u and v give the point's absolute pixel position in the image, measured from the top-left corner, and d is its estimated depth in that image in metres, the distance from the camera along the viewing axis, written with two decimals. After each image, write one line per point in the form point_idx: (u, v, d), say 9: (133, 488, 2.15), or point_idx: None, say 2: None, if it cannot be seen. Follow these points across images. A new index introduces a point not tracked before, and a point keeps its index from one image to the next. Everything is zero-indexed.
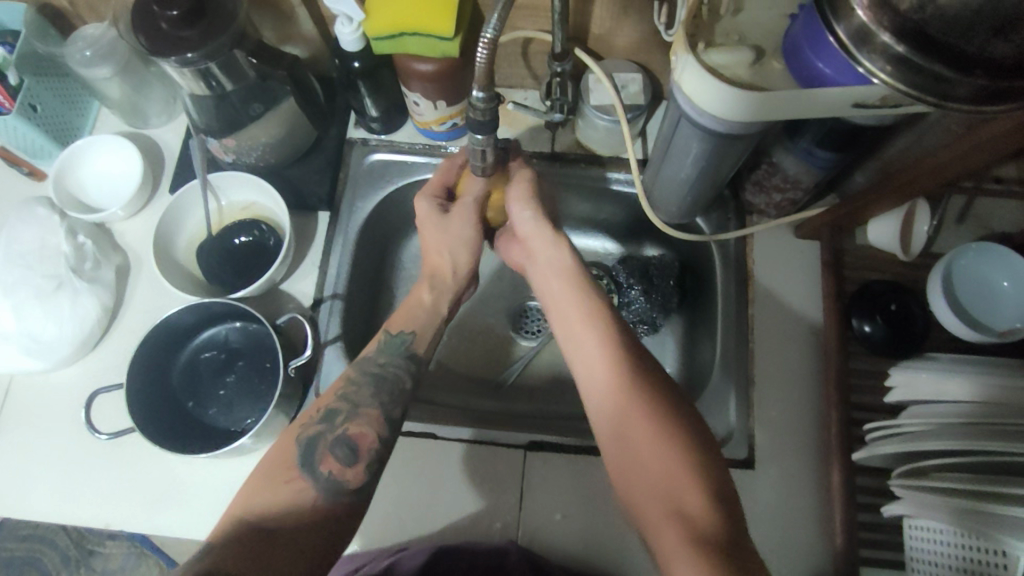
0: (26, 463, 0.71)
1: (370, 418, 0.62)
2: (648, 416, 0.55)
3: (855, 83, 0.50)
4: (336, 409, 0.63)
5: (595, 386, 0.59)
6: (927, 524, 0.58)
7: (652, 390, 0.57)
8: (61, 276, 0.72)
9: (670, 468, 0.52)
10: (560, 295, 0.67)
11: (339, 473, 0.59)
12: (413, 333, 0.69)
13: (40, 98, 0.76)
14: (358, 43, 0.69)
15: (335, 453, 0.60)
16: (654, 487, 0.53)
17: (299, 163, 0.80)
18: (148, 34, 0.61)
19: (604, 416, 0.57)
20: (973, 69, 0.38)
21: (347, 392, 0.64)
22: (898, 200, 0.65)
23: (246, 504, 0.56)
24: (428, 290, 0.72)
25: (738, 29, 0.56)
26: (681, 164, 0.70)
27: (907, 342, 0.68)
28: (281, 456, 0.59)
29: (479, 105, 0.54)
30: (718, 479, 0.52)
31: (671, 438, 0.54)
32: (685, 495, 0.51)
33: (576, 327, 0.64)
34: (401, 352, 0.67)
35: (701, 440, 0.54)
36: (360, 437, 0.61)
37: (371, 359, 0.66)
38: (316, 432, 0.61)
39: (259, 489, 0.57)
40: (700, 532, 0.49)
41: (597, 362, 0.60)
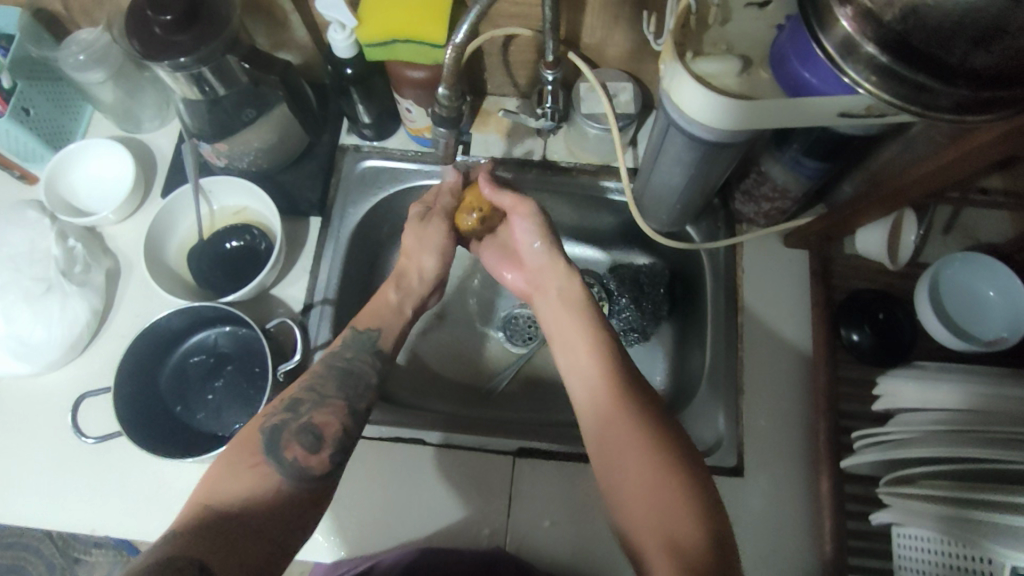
0: (11, 467, 0.70)
1: (335, 409, 0.62)
2: (646, 445, 0.55)
3: (840, 94, 0.51)
4: (301, 399, 0.62)
5: (592, 415, 0.59)
6: (914, 531, 0.58)
7: (649, 421, 0.57)
8: (50, 279, 0.72)
9: (662, 498, 0.52)
10: (563, 324, 0.67)
11: (304, 459, 0.58)
12: (378, 330, 0.69)
13: (33, 101, 0.76)
14: (350, 49, 0.69)
15: (300, 440, 0.59)
16: (650, 519, 0.52)
17: (291, 169, 0.81)
18: (141, 37, 0.61)
19: (600, 445, 0.57)
20: (955, 80, 0.39)
21: (312, 384, 0.64)
22: (886, 210, 0.65)
23: (220, 487, 0.55)
24: (395, 290, 0.73)
25: (726, 39, 0.56)
26: (671, 172, 0.70)
27: (896, 352, 0.68)
28: (247, 441, 0.58)
29: (443, 101, 0.61)
30: (708, 503, 0.52)
31: (667, 465, 0.54)
32: (675, 521, 0.51)
33: (576, 356, 0.64)
34: (368, 348, 0.68)
35: (695, 467, 0.54)
36: (325, 426, 0.61)
37: (338, 354, 0.67)
38: (281, 421, 0.60)
39: (233, 471, 0.56)
40: (688, 556, 0.49)
41: (595, 390, 0.60)
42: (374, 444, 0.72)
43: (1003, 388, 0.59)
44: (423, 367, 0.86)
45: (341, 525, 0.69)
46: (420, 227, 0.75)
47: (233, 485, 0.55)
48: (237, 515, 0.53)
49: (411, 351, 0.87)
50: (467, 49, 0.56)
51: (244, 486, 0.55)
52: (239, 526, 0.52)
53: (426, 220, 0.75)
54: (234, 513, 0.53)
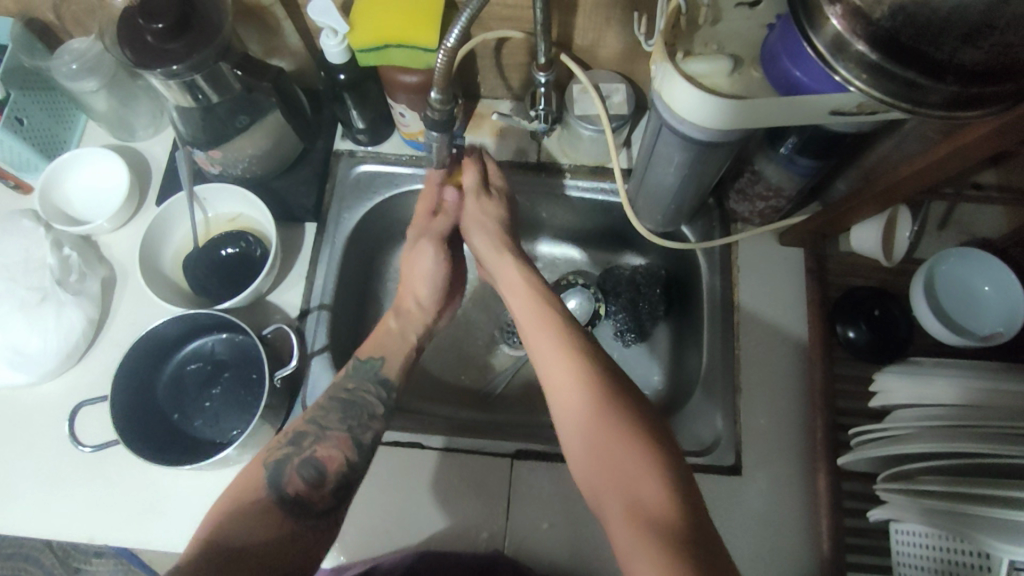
0: (10, 477, 0.70)
1: (339, 442, 0.63)
2: (608, 414, 0.55)
3: (832, 91, 0.51)
4: (303, 432, 0.63)
5: (558, 390, 0.59)
6: (910, 527, 0.59)
7: (611, 392, 0.57)
8: (45, 288, 0.72)
9: (626, 463, 0.52)
10: (526, 308, 0.68)
11: (306, 494, 0.60)
12: (382, 358, 0.70)
13: (26, 111, 0.76)
14: (343, 55, 0.69)
15: (302, 473, 0.61)
16: (613, 486, 0.52)
17: (286, 175, 0.81)
18: (133, 45, 0.62)
19: (567, 417, 0.58)
20: (945, 76, 0.39)
21: (315, 416, 0.64)
22: (878, 206, 0.65)
23: (224, 524, 0.57)
24: (395, 317, 0.74)
25: (717, 38, 0.57)
26: (664, 172, 0.70)
27: (891, 348, 0.68)
28: (250, 477, 0.60)
29: (435, 105, 0.60)
30: (675, 467, 0.52)
31: (630, 431, 0.54)
32: (639, 484, 0.51)
33: (540, 336, 0.64)
34: (372, 376, 0.68)
35: (661, 435, 0.54)
36: (329, 460, 0.62)
37: (339, 385, 0.67)
38: (283, 455, 0.61)
39: (238, 506, 0.58)
40: (654, 517, 0.48)
41: (559, 366, 0.60)
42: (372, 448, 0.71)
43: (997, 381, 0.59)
44: (421, 372, 0.86)
45: (339, 530, 0.69)
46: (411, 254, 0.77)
47: (239, 519, 0.57)
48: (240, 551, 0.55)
49: None
50: (460, 52, 0.54)
51: (246, 523, 0.57)
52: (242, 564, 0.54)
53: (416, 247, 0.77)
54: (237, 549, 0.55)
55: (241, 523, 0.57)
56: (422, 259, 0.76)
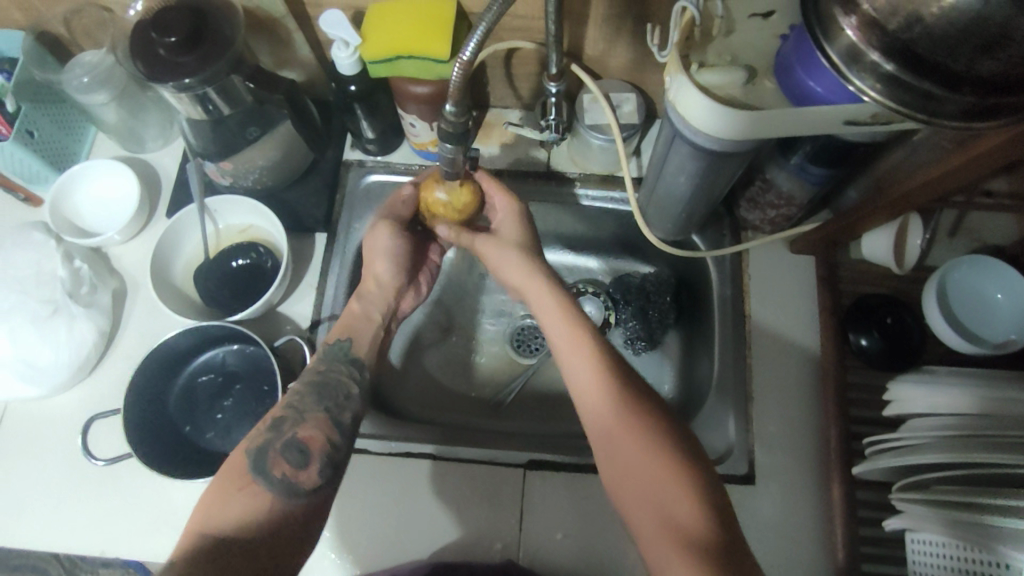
0: (21, 491, 0.70)
1: (318, 422, 0.62)
2: (638, 425, 0.55)
3: (845, 103, 0.51)
4: (282, 417, 0.62)
5: (582, 393, 0.59)
6: (926, 537, 0.58)
7: (642, 407, 0.56)
8: (57, 301, 0.72)
9: (654, 475, 0.53)
10: (543, 303, 0.66)
11: (293, 476, 0.58)
12: (349, 338, 0.69)
13: (37, 124, 0.76)
14: (355, 66, 0.69)
15: (287, 457, 0.59)
16: (648, 502, 0.52)
17: (296, 186, 0.81)
18: (146, 59, 0.62)
19: (591, 421, 0.57)
20: (961, 87, 0.39)
21: (291, 401, 0.63)
22: (891, 214, 0.65)
23: (214, 519, 0.55)
24: (356, 299, 0.72)
25: (731, 49, 0.57)
26: (674, 180, 0.70)
27: (905, 357, 0.68)
28: (233, 468, 0.59)
29: (450, 118, 0.60)
30: (704, 478, 0.53)
31: (659, 442, 0.54)
32: (670, 497, 0.52)
33: (563, 342, 0.63)
34: (342, 357, 0.67)
35: (690, 447, 0.55)
36: (311, 440, 0.61)
37: (311, 369, 0.66)
38: (265, 440, 0.60)
39: (223, 498, 0.57)
40: (691, 538, 0.49)
41: (583, 369, 0.60)
42: (385, 459, 0.71)
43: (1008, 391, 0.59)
44: (430, 381, 0.86)
45: (353, 541, 0.69)
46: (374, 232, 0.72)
47: (226, 513, 0.55)
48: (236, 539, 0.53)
49: (419, 365, 0.87)
50: (476, 64, 0.54)
51: (238, 513, 0.55)
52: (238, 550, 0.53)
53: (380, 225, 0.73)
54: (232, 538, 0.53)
55: (231, 516, 0.55)
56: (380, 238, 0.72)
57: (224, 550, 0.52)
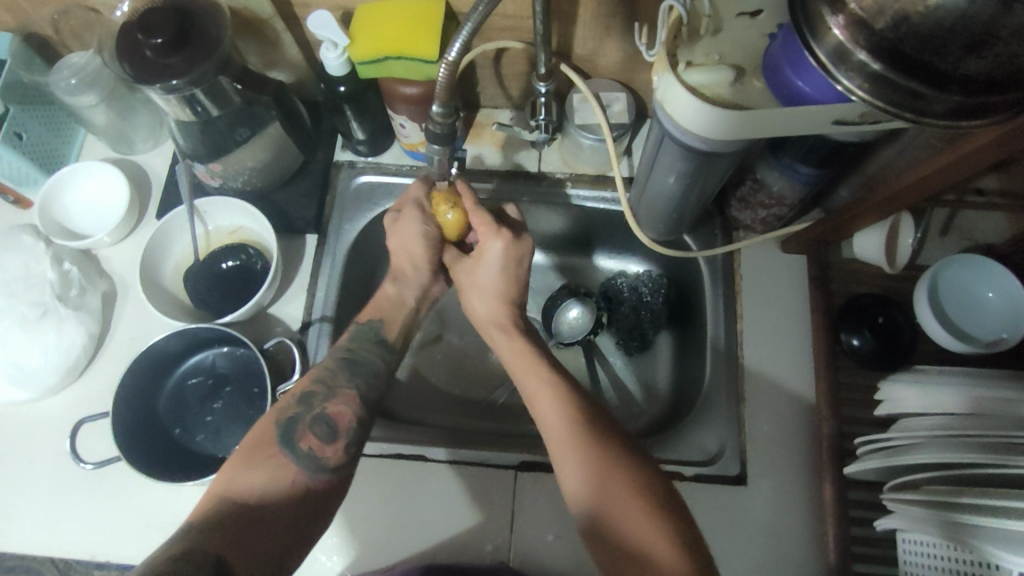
0: (12, 495, 0.69)
1: (346, 399, 0.63)
2: (606, 465, 0.54)
3: (834, 102, 0.51)
4: (312, 391, 0.62)
5: (556, 443, 0.57)
6: (917, 537, 0.59)
7: (607, 439, 0.56)
8: (46, 304, 0.72)
9: (636, 522, 0.51)
10: (507, 345, 0.67)
11: (319, 451, 0.58)
12: (381, 321, 0.69)
13: (25, 126, 0.76)
14: (343, 67, 0.69)
15: (316, 432, 0.59)
16: (618, 538, 0.51)
17: (286, 187, 0.81)
18: (132, 61, 0.61)
19: (566, 471, 0.55)
20: (948, 86, 0.39)
21: (321, 375, 0.64)
22: (881, 215, 0.65)
23: (242, 483, 0.54)
24: (392, 282, 0.72)
25: (719, 48, 0.56)
26: (665, 181, 0.70)
27: (896, 357, 0.68)
28: (261, 435, 0.58)
29: (437, 119, 0.60)
30: (682, 529, 0.51)
31: (636, 490, 0.52)
32: (652, 545, 0.49)
33: (526, 376, 0.63)
34: (372, 339, 0.68)
35: (664, 492, 0.53)
36: (338, 417, 0.61)
37: (341, 346, 0.67)
38: (295, 413, 0.60)
39: (250, 463, 0.56)
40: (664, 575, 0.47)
41: (557, 420, 0.58)
42: (375, 462, 0.71)
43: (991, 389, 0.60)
44: (421, 381, 0.86)
45: (344, 544, 0.68)
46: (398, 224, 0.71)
47: (252, 477, 0.55)
48: (257, 506, 0.53)
49: (411, 365, 0.87)
50: (462, 66, 0.54)
51: (265, 479, 0.55)
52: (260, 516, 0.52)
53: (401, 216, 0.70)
54: (256, 502, 0.53)
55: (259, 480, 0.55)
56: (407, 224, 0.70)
57: (247, 513, 0.52)
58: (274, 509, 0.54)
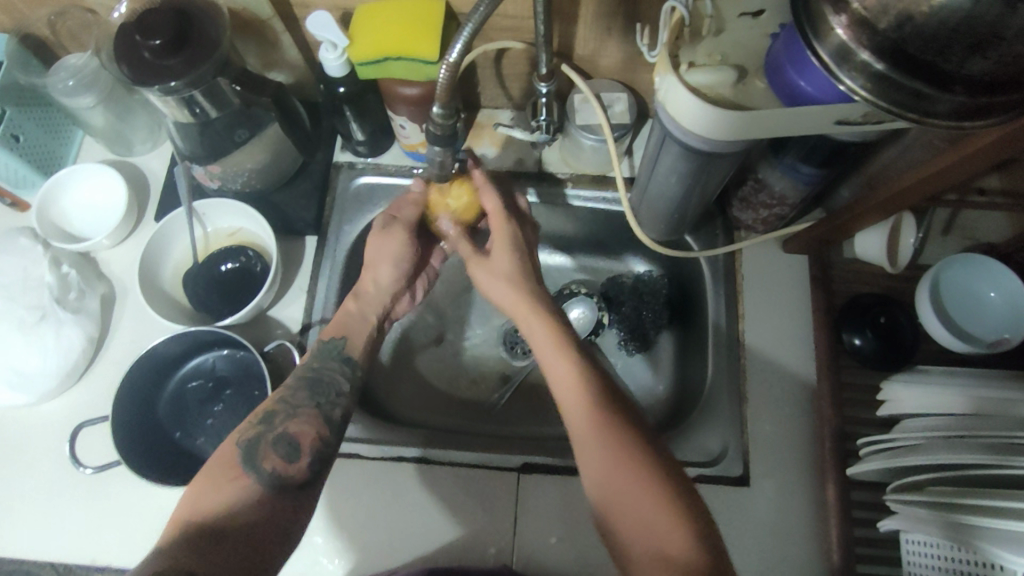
0: (11, 499, 0.69)
1: (309, 417, 0.62)
2: (626, 450, 0.52)
3: (836, 102, 0.51)
4: (274, 410, 0.62)
5: (577, 427, 0.56)
6: (920, 537, 0.59)
7: (628, 424, 0.54)
8: (44, 307, 0.71)
9: (652, 514, 0.50)
10: (529, 321, 0.65)
11: (283, 469, 0.58)
12: (344, 338, 0.68)
13: (22, 128, 0.76)
14: (343, 68, 0.69)
15: (277, 451, 0.59)
16: (633, 526, 0.50)
17: (286, 189, 0.80)
18: (130, 62, 0.61)
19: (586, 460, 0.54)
20: (951, 85, 0.38)
21: (283, 396, 0.63)
22: (883, 214, 0.65)
23: (204, 507, 0.54)
24: (354, 299, 0.71)
25: (721, 49, 0.56)
26: (666, 182, 0.70)
27: (898, 356, 0.68)
28: (222, 458, 0.58)
29: (438, 121, 0.59)
30: (699, 519, 0.50)
31: (655, 477, 0.51)
32: (667, 539, 0.48)
33: (549, 356, 0.61)
34: (335, 356, 0.66)
35: (682, 481, 0.52)
36: (302, 435, 0.61)
37: (305, 365, 0.66)
38: (256, 433, 0.60)
39: (212, 488, 0.56)
40: (679, 564, 0.47)
41: (579, 407, 0.56)
42: (377, 464, 0.71)
43: (992, 391, 0.60)
44: (423, 383, 0.86)
45: (345, 548, 0.68)
46: (381, 236, 0.72)
47: (215, 499, 0.55)
48: (222, 527, 0.52)
49: (411, 366, 0.86)
50: (463, 67, 0.53)
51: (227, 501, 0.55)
52: (225, 537, 0.52)
53: (387, 231, 0.73)
54: (221, 522, 0.53)
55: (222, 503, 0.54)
56: (391, 242, 0.72)
57: (215, 534, 0.52)
58: (240, 530, 0.53)
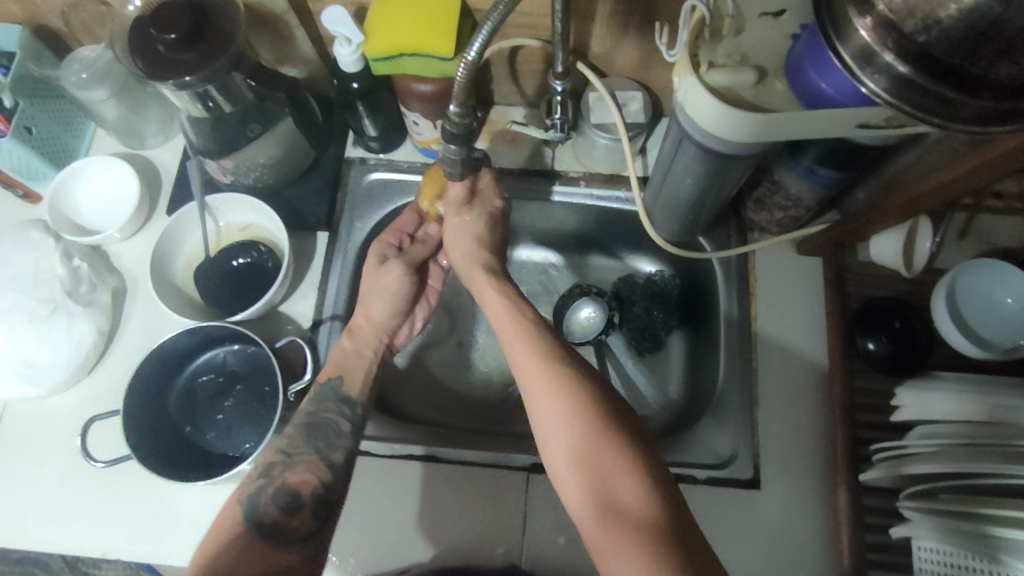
0: (22, 491, 0.69)
1: (309, 464, 0.62)
2: (580, 412, 0.53)
3: (858, 105, 0.50)
4: (273, 462, 0.62)
5: (534, 394, 0.56)
6: (927, 544, 0.58)
7: (583, 387, 0.55)
8: (56, 300, 0.71)
9: (604, 463, 0.51)
10: (493, 301, 0.67)
11: (283, 521, 0.59)
12: (341, 378, 0.68)
13: (35, 120, 0.76)
14: (357, 64, 0.68)
15: (276, 502, 0.59)
16: (588, 486, 0.51)
17: (298, 184, 0.80)
18: (145, 56, 0.60)
19: (543, 415, 0.55)
20: (979, 91, 0.38)
21: (281, 445, 0.63)
22: (899, 217, 0.64)
23: (207, 562, 0.55)
24: (347, 336, 0.71)
25: (741, 49, 0.55)
26: (680, 182, 0.69)
27: (913, 362, 0.67)
28: (224, 515, 0.59)
29: (455, 120, 0.59)
30: (658, 475, 0.50)
31: (609, 436, 0.52)
32: (618, 485, 0.49)
33: (508, 332, 0.62)
34: (332, 399, 0.66)
35: (641, 441, 0.52)
36: (302, 485, 0.61)
37: (303, 411, 0.65)
38: (256, 488, 0.60)
39: (214, 546, 0.57)
40: (634, 519, 0.47)
41: (534, 367, 0.58)
42: (386, 461, 0.71)
43: (1005, 399, 0.59)
44: (432, 380, 0.86)
45: (354, 545, 0.68)
46: (378, 272, 0.73)
47: (217, 556, 0.56)
48: None
49: (420, 364, 0.86)
50: (481, 65, 0.53)
51: (227, 558, 0.55)
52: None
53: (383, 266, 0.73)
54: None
55: (223, 560, 0.55)
56: (390, 278, 0.73)
57: None
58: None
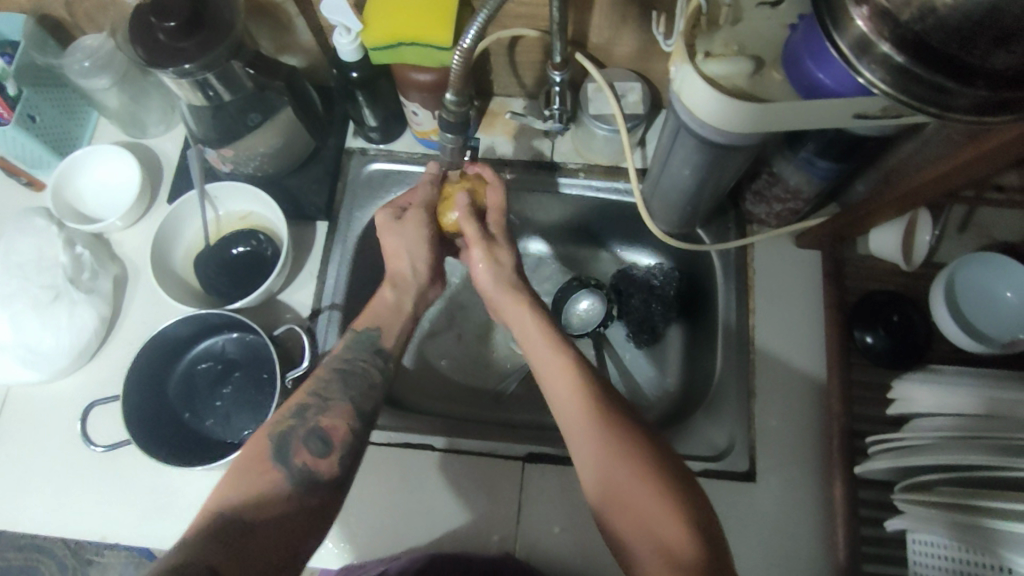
0: (23, 476, 0.70)
1: (341, 412, 0.62)
2: (622, 450, 0.54)
3: (855, 95, 0.50)
4: (306, 404, 0.61)
5: (573, 424, 0.57)
6: (928, 539, 0.58)
7: (620, 423, 0.56)
8: (58, 286, 0.72)
9: (645, 502, 0.51)
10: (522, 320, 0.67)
11: (313, 466, 0.58)
12: (378, 330, 0.67)
13: (38, 108, 0.76)
14: (356, 53, 0.69)
15: (308, 446, 0.59)
16: (632, 522, 0.51)
17: (297, 173, 0.80)
18: (145, 44, 0.61)
19: (577, 444, 0.56)
20: (974, 80, 0.37)
21: (316, 387, 0.63)
22: (896, 210, 0.64)
23: (234, 496, 0.55)
24: (391, 287, 0.70)
25: (738, 39, 0.55)
26: (679, 173, 0.69)
27: (910, 356, 0.67)
28: (255, 448, 0.58)
29: (451, 108, 0.60)
30: (696, 511, 0.51)
31: (649, 475, 0.52)
32: (657, 521, 0.50)
33: (543, 358, 0.63)
34: (368, 347, 0.66)
35: (680, 477, 0.53)
36: (334, 430, 0.60)
37: (337, 356, 0.65)
38: (288, 428, 0.59)
39: (243, 480, 0.56)
40: (680, 560, 0.48)
41: (569, 397, 0.58)
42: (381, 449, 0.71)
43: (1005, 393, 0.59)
44: (430, 370, 0.86)
45: (350, 531, 0.69)
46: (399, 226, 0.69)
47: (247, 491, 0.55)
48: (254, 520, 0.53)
49: (420, 354, 0.87)
50: (476, 52, 0.53)
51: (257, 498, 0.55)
52: (255, 540, 0.52)
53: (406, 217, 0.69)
54: (251, 519, 0.53)
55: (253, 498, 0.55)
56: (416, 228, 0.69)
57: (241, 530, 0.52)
58: (267, 527, 0.53)
